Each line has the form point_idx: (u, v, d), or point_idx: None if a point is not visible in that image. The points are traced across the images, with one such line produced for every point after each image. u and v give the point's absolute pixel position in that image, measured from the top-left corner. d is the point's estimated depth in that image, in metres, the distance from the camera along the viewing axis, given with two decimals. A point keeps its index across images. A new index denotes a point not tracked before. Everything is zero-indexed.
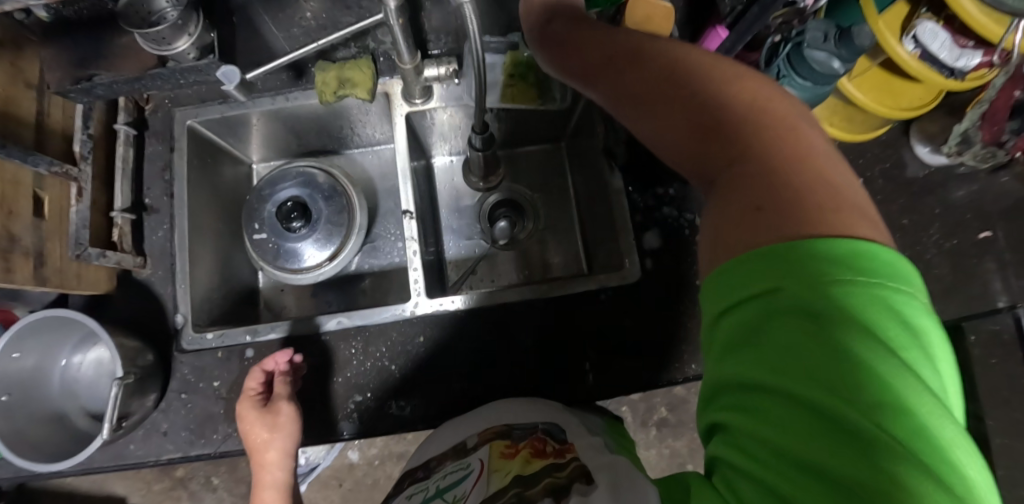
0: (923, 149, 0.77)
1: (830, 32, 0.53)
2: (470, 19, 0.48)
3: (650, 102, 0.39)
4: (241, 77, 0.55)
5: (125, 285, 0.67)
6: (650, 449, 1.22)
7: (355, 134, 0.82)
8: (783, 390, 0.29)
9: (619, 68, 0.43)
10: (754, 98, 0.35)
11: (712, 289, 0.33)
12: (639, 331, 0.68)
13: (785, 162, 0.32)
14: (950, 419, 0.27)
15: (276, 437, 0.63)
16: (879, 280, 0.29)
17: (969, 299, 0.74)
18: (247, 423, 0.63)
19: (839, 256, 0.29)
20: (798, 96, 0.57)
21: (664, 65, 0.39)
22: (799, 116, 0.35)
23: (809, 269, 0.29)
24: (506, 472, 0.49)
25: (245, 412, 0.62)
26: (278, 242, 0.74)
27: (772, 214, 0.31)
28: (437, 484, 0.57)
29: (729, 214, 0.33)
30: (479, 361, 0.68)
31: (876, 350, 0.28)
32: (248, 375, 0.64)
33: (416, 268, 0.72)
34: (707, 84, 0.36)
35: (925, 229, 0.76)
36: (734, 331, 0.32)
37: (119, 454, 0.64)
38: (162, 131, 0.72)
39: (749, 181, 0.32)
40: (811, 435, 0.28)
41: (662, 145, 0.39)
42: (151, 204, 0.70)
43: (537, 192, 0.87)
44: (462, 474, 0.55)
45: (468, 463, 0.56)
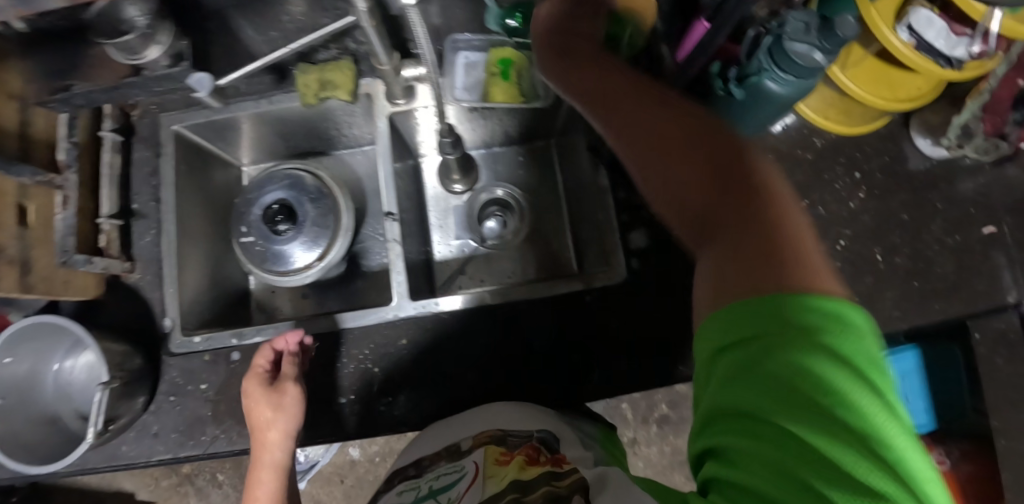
0: (924, 142, 0.74)
1: (812, 22, 0.50)
2: (416, 28, 0.47)
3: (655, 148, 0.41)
4: (213, 84, 0.59)
5: (115, 289, 0.69)
6: (651, 447, 1.21)
7: (343, 135, 0.82)
8: (780, 427, 0.29)
9: (635, 104, 0.45)
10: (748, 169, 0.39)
11: (708, 331, 0.34)
12: (626, 331, 0.67)
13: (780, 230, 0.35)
14: (930, 463, 0.28)
15: (281, 417, 0.61)
16: (859, 331, 0.31)
17: (974, 295, 0.71)
18: (254, 399, 0.62)
19: (825, 309, 0.31)
20: (781, 90, 0.55)
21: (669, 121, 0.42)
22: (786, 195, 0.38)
23: (799, 316, 0.31)
24: (501, 478, 0.48)
25: (252, 387, 0.62)
26: (265, 246, 0.75)
27: (772, 270, 0.33)
28: (428, 484, 0.55)
29: (729, 265, 0.34)
30: (464, 364, 0.68)
31: (864, 391, 0.28)
32: (257, 353, 0.65)
33: (399, 271, 0.71)
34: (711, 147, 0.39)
35: (928, 224, 0.73)
36: (729, 370, 0.31)
37: (112, 455, 0.65)
38: (149, 137, 0.73)
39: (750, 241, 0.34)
40: (810, 472, 0.27)
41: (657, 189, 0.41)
42: (138, 210, 0.71)
43: (527, 190, 0.86)
44: (455, 476, 0.53)
45: (461, 465, 0.54)
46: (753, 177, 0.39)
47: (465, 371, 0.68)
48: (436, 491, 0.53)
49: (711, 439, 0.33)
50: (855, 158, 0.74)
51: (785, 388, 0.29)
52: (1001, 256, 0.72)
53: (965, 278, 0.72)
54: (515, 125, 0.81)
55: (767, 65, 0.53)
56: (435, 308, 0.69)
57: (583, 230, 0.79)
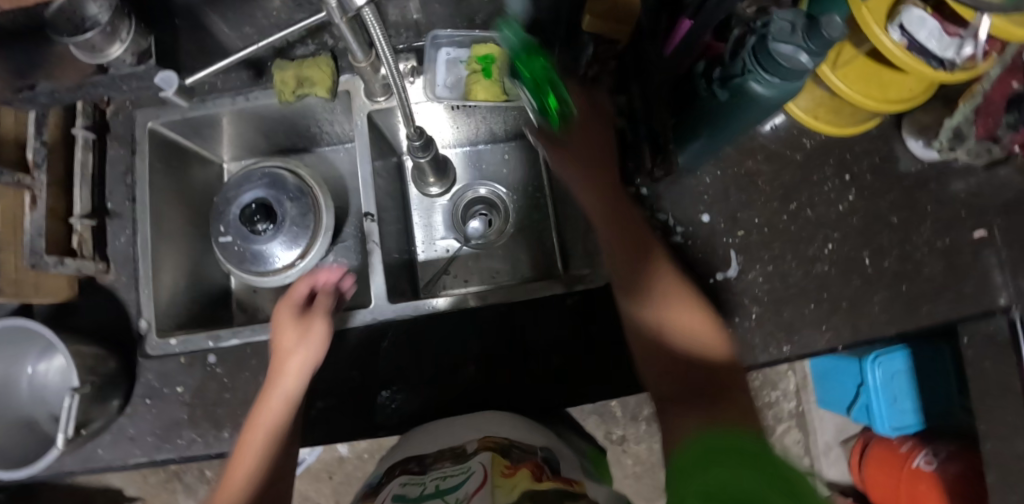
0: (915, 143, 0.72)
1: (798, 22, 0.46)
2: (373, 25, 0.48)
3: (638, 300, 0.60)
4: (179, 82, 0.58)
5: (89, 291, 0.68)
6: (640, 445, 1.20)
7: (324, 132, 0.81)
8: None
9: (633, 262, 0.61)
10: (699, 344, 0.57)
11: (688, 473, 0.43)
12: (606, 336, 0.66)
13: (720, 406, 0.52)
14: None
15: (302, 349, 0.60)
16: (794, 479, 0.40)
17: (961, 298, 0.70)
18: (280, 329, 0.61)
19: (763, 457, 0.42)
20: (767, 93, 0.51)
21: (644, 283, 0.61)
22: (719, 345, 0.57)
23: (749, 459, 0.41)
24: (511, 487, 0.44)
25: (282, 314, 0.62)
26: (243, 246, 0.73)
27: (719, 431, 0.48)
28: (432, 483, 0.48)
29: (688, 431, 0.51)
30: (443, 369, 0.67)
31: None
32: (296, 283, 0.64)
33: (376, 272, 0.70)
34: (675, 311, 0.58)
35: (917, 226, 0.72)
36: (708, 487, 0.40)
37: (87, 458, 0.64)
38: (124, 135, 0.72)
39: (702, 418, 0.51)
40: None
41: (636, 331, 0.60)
42: (113, 209, 0.70)
43: (512, 188, 0.85)
44: (461, 477, 0.48)
45: (467, 467, 0.49)
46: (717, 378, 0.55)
47: (444, 377, 0.67)
48: (440, 491, 0.46)
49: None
50: (846, 159, 0.73)
51: (770, 487, 0.38)
52: (990, 259, 0.71)
53: (954, 282, 0.70)
54: (500, 123, 0.80)
55: (752, 66, 0.49)
56: (415, 313, 0.68)
57: (569, 232, 0.77)
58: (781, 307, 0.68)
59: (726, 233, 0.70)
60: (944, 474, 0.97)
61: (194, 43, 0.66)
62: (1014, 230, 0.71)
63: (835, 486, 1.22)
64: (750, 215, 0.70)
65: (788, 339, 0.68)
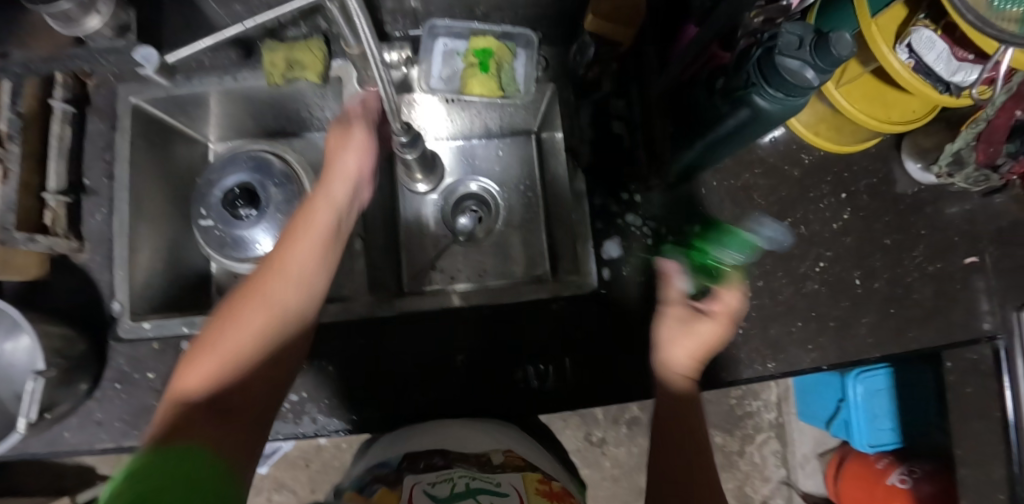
0: (913, 166, 0.71)
1: (807, 37, 0.44)
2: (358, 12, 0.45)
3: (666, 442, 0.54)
4: (157, 59, 0.61)
5: (62, 269, 0.66)
6: (620, 447, 1.21)
7: (314, 117, 0.78)
8: None
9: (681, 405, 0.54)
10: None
11: None
12: (590, 344, 0.65)
13: None
14: None
15: (349, 155, 0.59)
16: None
17: (949, 324, 0.70)
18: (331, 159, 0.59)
19: None
20: (769, 107, 0.49)
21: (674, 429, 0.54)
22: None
23: None
24: None
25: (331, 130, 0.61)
26: (225, 231, 0.71)
27: None
28: (461, 481, 0.53)
29: None
30: (422, 370, 0.65)
31: None
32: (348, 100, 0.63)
33: None
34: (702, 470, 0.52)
35: (910, 249, 0.71)
36: None
37: (53, 440, 0.63)
38: (105, 109, 0.69)
39: None
40: None
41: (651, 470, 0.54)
42: (90, 186, 0.68)
43: (504, 186, 0.83)
44: (492, 486, 0.52)
45: (497, 483, 0.53)
46: None
47: (424, 377, 0.65)
48: (472, 491, 0.51)
49: None
50: (843, 178, 0.72)
51: None
52: (978, 286, 0.71)
53: (943, 307, 0.70)
54: (495, 120, 0.78)
55: (755, 79, 0.47)
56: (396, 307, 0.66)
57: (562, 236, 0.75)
58: (768, 323, 0.68)
59: None
60: (919, 492, 0.98)
61: (180, 19, 0.66)
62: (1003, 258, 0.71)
63: (810, 497, 1.21)
64: (744, 229, 0.69)
65: (774, 356, 0.67)
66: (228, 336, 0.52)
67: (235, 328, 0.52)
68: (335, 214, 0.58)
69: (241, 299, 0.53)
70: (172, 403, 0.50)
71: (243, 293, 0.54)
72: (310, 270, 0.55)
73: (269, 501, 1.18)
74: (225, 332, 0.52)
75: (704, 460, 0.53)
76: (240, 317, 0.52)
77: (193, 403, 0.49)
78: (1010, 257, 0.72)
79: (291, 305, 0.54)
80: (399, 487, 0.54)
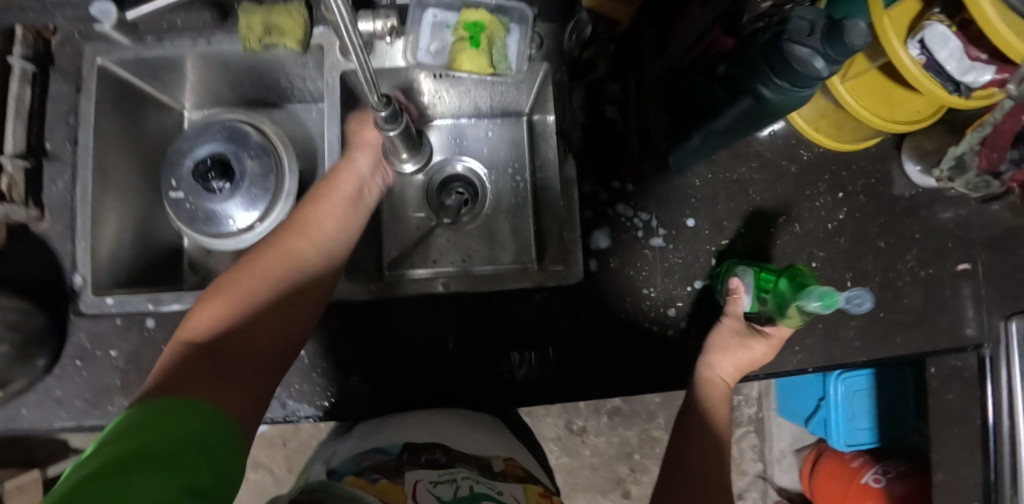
0: (913, 168, 0.70)
1: (818, 23, 0.42)
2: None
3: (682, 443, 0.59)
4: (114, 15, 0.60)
5: (20, 238, 0.63)
6: (600, 437, 1.20)
7: (294, 87, 0.74)
8: None
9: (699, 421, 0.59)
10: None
11: None
12: (573, 337, 0.63)
13: None
14: None
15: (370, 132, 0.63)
16: None
17: (935, 331, 0.69)
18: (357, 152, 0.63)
19: None
20: (773, 99, 0.46)
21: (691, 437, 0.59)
22: None
23: None
24: None
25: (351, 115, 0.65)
26: (196, 204, 0.68)
27: None
28: (464, 483, 0.48)
29: None
30: (398, 358, 0.63)
31: None
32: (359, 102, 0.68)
33: None
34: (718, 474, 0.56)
35: (903, 253, 0.70)
36: None
37: (10, 417, 0.60)
38: (69, 69, 0.65)
39: None
40: None
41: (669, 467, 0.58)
42: (51, 151, 0.64)
43: (492, 169, 0.80)
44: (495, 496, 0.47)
45: (498, 491, 0.48)
46: None
47: (399, 365, 0.63)
48: (474, 496, 0.46)
49: None
50: (841, 176, 0.70)
51: None
52: (966, 293, 0.70)
53: (931, 312, 0.69)
54: (485, 99, 0.74)
55: (761, 67, 0.45)
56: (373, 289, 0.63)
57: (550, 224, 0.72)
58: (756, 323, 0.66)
59: (710, 240, 0.65)
60: (892, 491, 0.98)
61: None
62: (994, 266, 0.70)
63: (785, 492, 1.22)
64: (737, 224, 0.66)
65: None
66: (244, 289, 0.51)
67: (258, 275, 0.52)
68: (357, 183, 0.61)
69: (259, 258, 0.54)
70: (172, 352, 0.46)
71: (265, 250, 0.55)
72: (332, 233, 0.58)
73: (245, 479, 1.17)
74: (243, 284, 0.52)
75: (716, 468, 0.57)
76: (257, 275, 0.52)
77: (197, 350, 0.46)
78: (1002, 266, 0.71)
79: (310, 265, 0.55)
80: (400, 481, 0.48)
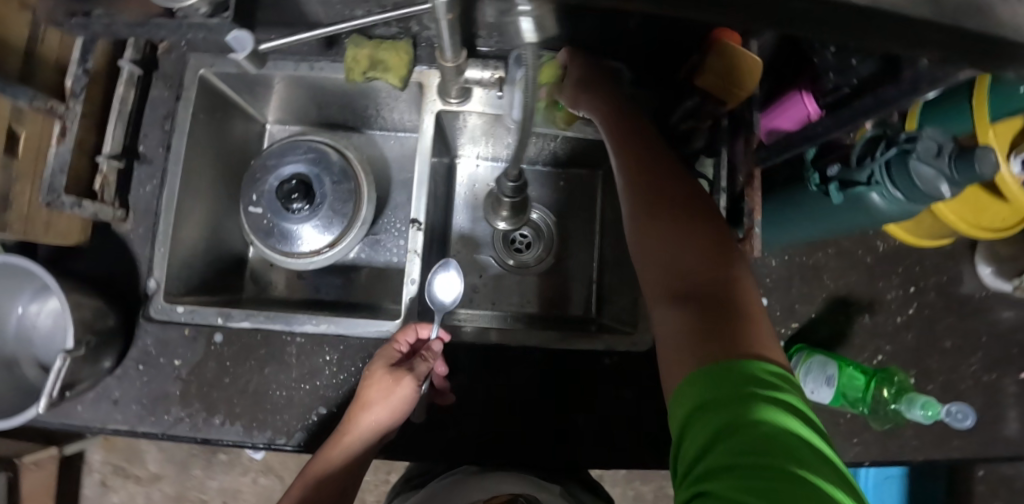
0: (985, 270, 0.69)
1: (946, 145, 0.44)
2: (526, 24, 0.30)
3: (665, 230, 0.48)
4: (255, 43, 0.47)
5: (104, 237, 0.63)
6: (615, 487, 1.15)
7: (381, 116, 0.75)
8: (746, 434, 0.35)
9: (679, 209, 0.49)
10: (709, 281, 0.45)
11: (696, 384, 0.40)
12: (635, 404, 0.63)
13: (720, 325, 0.42)
14: (788, 446, 0.34)
15: (392, 403, 0.56)
16: (740, 396, 0.37)
17: (997, 440, 0.66)
18: (374, 374, 0.57)
19: (725, 381, 0.38)
20: (884, 207, 0.48)
21: (680, 225, 0.48)
22: (717, 270, 0.45)
23: (729, 396, 0.38)
24: None
25: (382, 360, 0.58)
26: (273, 221, 0.68)
27: (739, 336, 0.41)
28: None
29: (717, 331, 0.42)
30: (457, 407, 0.63)
31: (774, 434, 0.35)
32: (400, 332, 0.60)
33: (416, 252, 0.64)
34: (696, 263, 0.46)
35: (968, 356, 0.69)
36: (736, 439, 0.35)
37: (64, 413, 0.59)
38: (172, 75, 0.66)
39: (732, 322, 0.42)
40: (750, 450, 0.34)
41: (669, 253, 0.47)
42: (144, 153, 0.65)
43: (559, 218, 0.81)
44: None
45: None
46: (742, 310, 0.43)
47: (459, 411, 0.63)
48: None
49: (725, 445, 0.36)
50: (913, 272, 0.70)
51: (732, 425, 0.36)
52: None
53: (994, 422, 0.67)
54: (565, 150, 0.76)
55: (879, 178, 0.47)
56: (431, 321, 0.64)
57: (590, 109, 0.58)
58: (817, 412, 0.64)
59: (780, 322, 0.66)
60: None
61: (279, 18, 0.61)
62: None
63: None
64: (808, 309, 0.67)
65: None
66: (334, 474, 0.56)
67: (316, 469, 0.56)
68: (389, 407, 0.56)
69: (333, 449, 0.56)
70: None
71: (332, 450, 0.56)
72: (378, 431, 0.56)
73: (254, 484, 1.07)
74: (328, 469, 0.56)
75: (704, 247, 0.47)
76: (346, 471, 0.56)
77: None
78: None
79: (363, 457, 0.57)
80: None
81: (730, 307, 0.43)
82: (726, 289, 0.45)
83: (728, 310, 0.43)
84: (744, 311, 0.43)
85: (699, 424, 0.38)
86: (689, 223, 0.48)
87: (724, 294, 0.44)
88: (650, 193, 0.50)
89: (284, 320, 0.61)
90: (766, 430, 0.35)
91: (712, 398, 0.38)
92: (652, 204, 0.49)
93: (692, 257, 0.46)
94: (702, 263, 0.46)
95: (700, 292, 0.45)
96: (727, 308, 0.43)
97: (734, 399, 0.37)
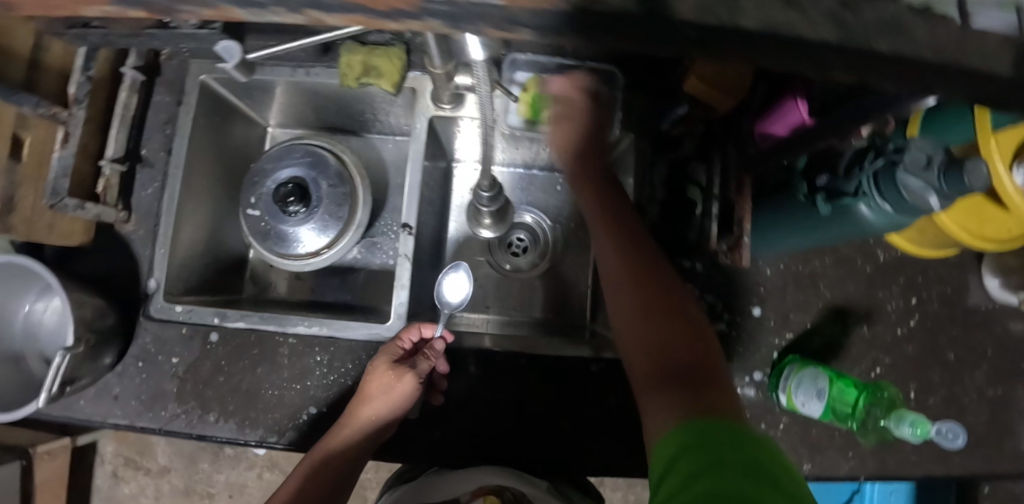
0: (991, 281, 0.67)
1: (936, 156, 0.42)
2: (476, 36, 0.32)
3: (642, 299, 0.47)
4: (243, 54, 0.48)
5: (107, 238, 0.65)
6: (617, 492, 1.14)
7: (377, 120, 0.76)
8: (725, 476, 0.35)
9: (656, 276, 0.48)
10: (684, 352, 0.44)
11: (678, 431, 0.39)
12: (624, 411, 0.63)
13: (700, 398, 0.41)
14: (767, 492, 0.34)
15: (389, 401, 0.57)
16: (720, 442, 0.37)
17: (1002, 457, 0.64)
18: (375, 369, 0.58)
19: (707, 427, 0.38)
20: (872, 218, 0.47)
21: (657, 292, 0.47)
22: (691, 341, 0.45)
23: (710, 440, 0.37)
24: None
25: (380, 360, 0.59)
26: (271, 224, 0.69)
27: (717, 407, 0.40)
28: None
29: (697, 402, 0.41)
30: (445, 410, 0.64)
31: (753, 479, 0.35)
32: (404, 331, 0.62)
33: (406, 255, 0.64)
34: (672, 333, 0.45)
35: (972, 369, 0.66)
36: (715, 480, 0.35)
37: (68, 406, 0.62)
38: (173, 81, 0.68)
39: (708, 393, 0.42)
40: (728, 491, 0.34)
41: (645, 324, 0.46)
42: (146, 156, 0.67)
43: (556, 222, 0.80)
44: None
45: None
46: (716, 383, 0.43)
47: (446, 414, 0.64)
48: None
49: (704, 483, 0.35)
50: (916, 281, 0.68)
51: (712, 467, 0.36)
52: None
53: (999, 439, 0.65)
54: None
55: (866, 189, 0.45)
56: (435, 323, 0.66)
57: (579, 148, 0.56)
58: (810, 422, 0.63)
59: (774, 332, 0.65)
60: None
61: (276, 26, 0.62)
62: None
63: None
64: (803, 319, 0.66)
65: (811, 457, 0.63)
66: (341, 454, 0.56)
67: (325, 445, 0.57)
68: (389, 403, 0.57)
69: (343, 430, 0.57)
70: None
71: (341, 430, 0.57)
72: (380, 423, 0.57)
73: (260, 479, 1.09)
74: (335, 450, 0.57)
75: (677, 316, 0.46)
76: (343, 463, 0.56)
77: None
78: None
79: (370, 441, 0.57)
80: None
81: (705, 378, 0.43)
82: (701, 361, 0.44)
83: (703, 384, 0.42)
84: (713, 383, 0.43)
85: (679, 463, 0.37)
86: (664, 292, 0.47)
87: (699, 366, 0.44)
88: (629, 257, 0.49)
89: (277, 322, 0.63)
90: (742, 471, 0.35)
91: (693, 443, 0.38)
92: (629, 268, 0.48)
93: (666, 327, 0.45)
94: (676, 333, 0.45)
95: (676, 363, 0.44)
96: (702, 382, 0.42)
97: (716, 444, 0.37)
